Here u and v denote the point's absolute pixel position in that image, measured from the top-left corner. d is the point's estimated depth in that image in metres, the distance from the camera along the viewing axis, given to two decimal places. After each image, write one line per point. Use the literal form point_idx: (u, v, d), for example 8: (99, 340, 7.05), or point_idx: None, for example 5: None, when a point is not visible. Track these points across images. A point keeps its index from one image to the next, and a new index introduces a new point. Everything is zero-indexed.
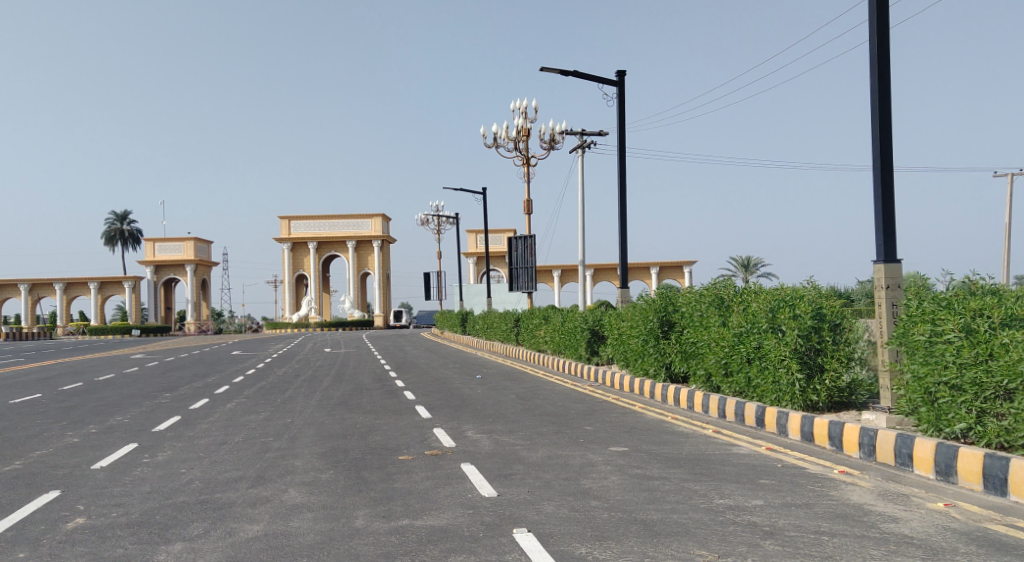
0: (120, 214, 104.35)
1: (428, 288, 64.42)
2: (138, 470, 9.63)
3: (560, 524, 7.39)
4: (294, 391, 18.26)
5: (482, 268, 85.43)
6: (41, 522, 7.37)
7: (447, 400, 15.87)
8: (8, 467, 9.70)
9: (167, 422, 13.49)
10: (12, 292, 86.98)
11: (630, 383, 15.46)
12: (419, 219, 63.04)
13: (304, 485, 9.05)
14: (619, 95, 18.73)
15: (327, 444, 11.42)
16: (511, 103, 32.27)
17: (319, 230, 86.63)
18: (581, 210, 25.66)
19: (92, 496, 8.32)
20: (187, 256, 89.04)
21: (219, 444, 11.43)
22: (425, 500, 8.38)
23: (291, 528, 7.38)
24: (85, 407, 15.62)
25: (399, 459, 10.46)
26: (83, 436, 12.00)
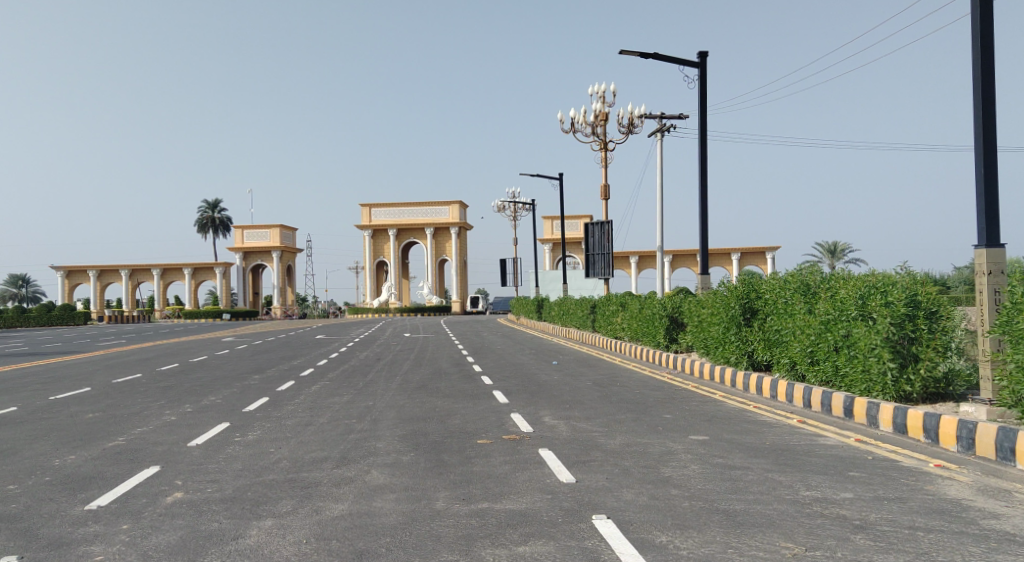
0: (211, 202, 107.60)
1: (504, 274, 64.71)
2: (230, 448, 9.97)
3: (640, 512, 7.35)
4: (376, 374, 18.61)
5: (559, 254, 85.33)
6: (142, 495, 7.70)
7: (524, 385, 15.97)
8: (112, 442, 10.18)
9: (256, 402, 13.92)
10: (111, 277, 90.99)
11: (710, 370, 15.25)
12: (495, 206, 63.23)
13: (387, 466, 9.22)
14: (701, 77, 18.37)
15: (408, 427, 11.62)
16: (589, 87, 31.99)
17: (398, 217, 87.86)
18: (660, 195, 25.31)
19: (189, 472, 8.65)
20: (272, 243, 91.45)
21: (305, 424, 11.75)
22: (504, 483, 8.44)
23: (374, 508, 7.53)
24: (180, 387, 16.23)
25: (478, 443, 10.55)
26: (180, 414, 12.49)
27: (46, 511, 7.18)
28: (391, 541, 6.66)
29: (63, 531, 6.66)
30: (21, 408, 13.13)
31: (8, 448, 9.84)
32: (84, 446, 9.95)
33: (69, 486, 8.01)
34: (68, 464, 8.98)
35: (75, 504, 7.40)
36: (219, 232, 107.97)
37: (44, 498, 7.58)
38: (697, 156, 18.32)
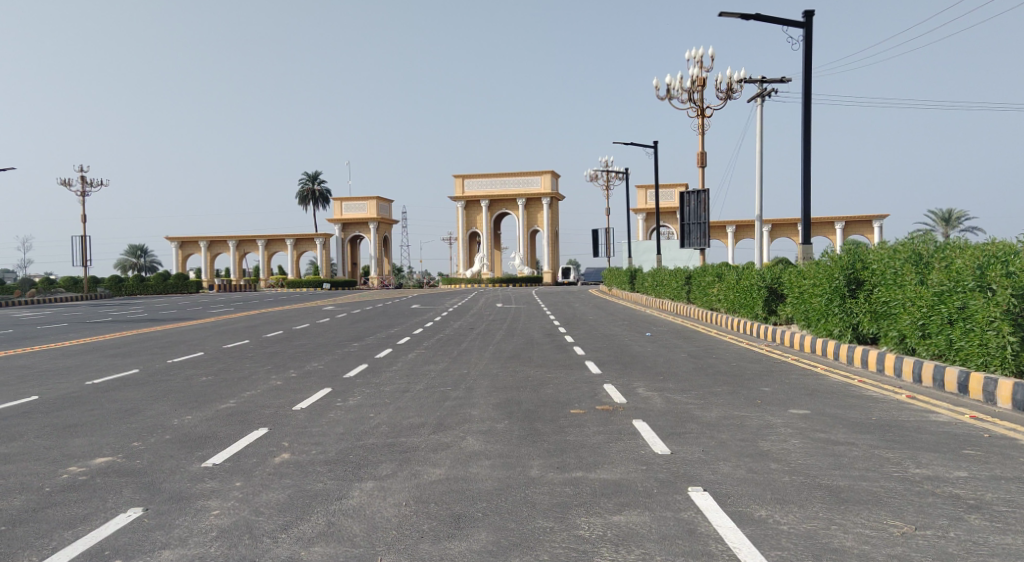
0: (314, 174, 110.52)
1: (596, 245, 64.27)
2: (332, 412, 10.26)
3: (738, 485, 7.23)
4: (470, 343, 18.84)
5: (653, 225, 84.19)
6: (252, 455, 8.02)
7: (617, 356, 15.89)
8: (224, 405, 10.63)
9: (356, 369, 14.28)
10: (220, 248, 94.84)
11: (811, 343, 14.83)
12: (588, 176, 62.62)
13: (482, 433, 9.33)
14: (805, 38, 17.68)
15: (502, 395, 11.72)
16: (686, 52, 31.21)
17: (491, 188, 88.30)
18: (759, 161, 24.61)
19: (295, 434, 8.95)
20: (370, 215, 93.42)
21: (403, 391, 11.99)
22: (598, 453, 8.43)
23: (470, 474, 7.63)
24: (285, 353, 16.81)
25: (572, 412, 10.55)
26: (285, 379, 12.94)
27: (166, 466, 7.55)
28: (487, 506, 6.74)
29: (182, 485, 7.00)
30: (141, 370, 13.85)
31: (130, 407, 10.39)
32: (199, 407, 10.42)
33: (187, 444, 8.40)
34: (184, 423, 9.42)
35: (192, 461, 7.76)
36: (319, 205, 110.81)
37: (164, 454, 7.98)
38: (800, 121, 17.71)
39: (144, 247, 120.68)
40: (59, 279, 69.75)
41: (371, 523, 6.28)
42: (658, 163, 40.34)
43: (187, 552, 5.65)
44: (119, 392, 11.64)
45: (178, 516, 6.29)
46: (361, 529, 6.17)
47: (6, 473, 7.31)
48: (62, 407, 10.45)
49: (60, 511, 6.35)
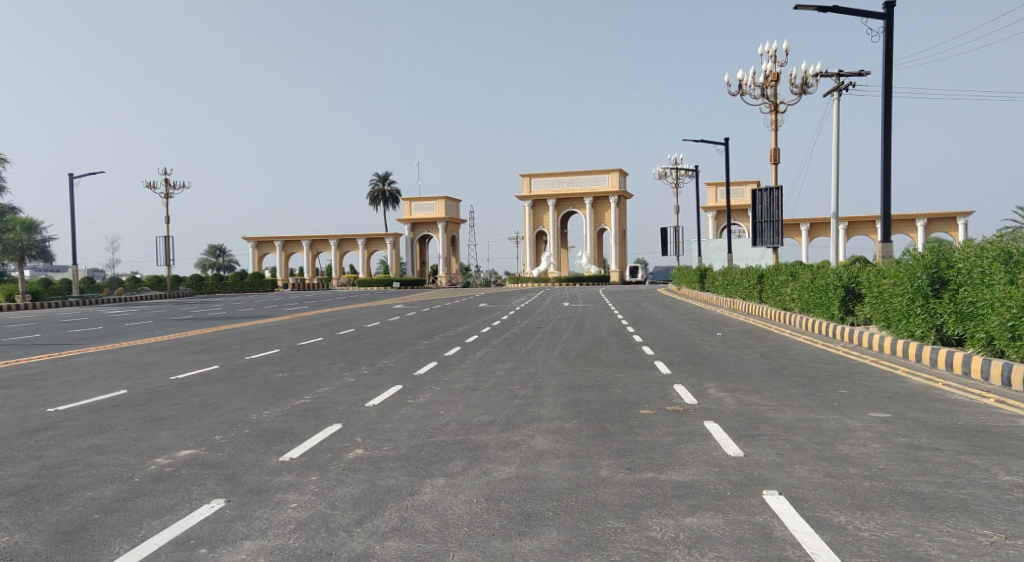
0: (383, 175, 111.98)
1: (665, 244, 63.52)
2: (403, 410, 10.36)
3: (816, 489, 7.05)
4: (537, 342, 18.83)
5: (723, 223, 82.96)
6: (327, 450, 8.14)
7: (687, 356, 15.67)
8: (299, 400, 10.84)
9: (425, 367, 14.39)
10: (294, 248, 96.95)
11: (891, 344, 14.36)
12: (657, 174, 61.92)
13: (551, 432, 9.29)
14: (886, 29, 17.15)
15: (571, 395, 11.66)
16: (759, 47, 30.60)
17: (558, 187, 88.20)
18: (836, 157, 23.99)
19: (368, 430, 9.06)
20: (439, 215, 94.26)
21: (472, 389, 12.04)
22: (669, 454, 8.31)
23: (540, 472, 7.60)
24: (357, 350, 17.08)
25: (642, 413, 10.43)
26: (357, 376, 13.12)
27: (246, 459, 7.73)
28: (558, 505, 6.70)
29: (262, 478, 7.14)
30: (220, 366, 14.22)
31: (211, 402, 10.68)
32: (275, 402, 10.64)
33: (265, 439, 8.58)
34: (262, 418, 9.62)
35: (270, 455, 7.92)
36: (389, 205, 112.20)
37: (244, 448, 8.16)
38: (880, 116, 17.20)
39: (222, 246, 124.08)
40: (145, 278, 72.42)
41: (443, 520, 6.31)
42: (729, 160, 39.71)
43: (268, 543, 5.76)
44: (201, 387, 11.98)
45: (258, 508, 6.42)
46: (434, 525, 6.20)
47: (98, 463, 7.57)
48: (149, 401, 10.80)
49: (149, 500, 6.54)
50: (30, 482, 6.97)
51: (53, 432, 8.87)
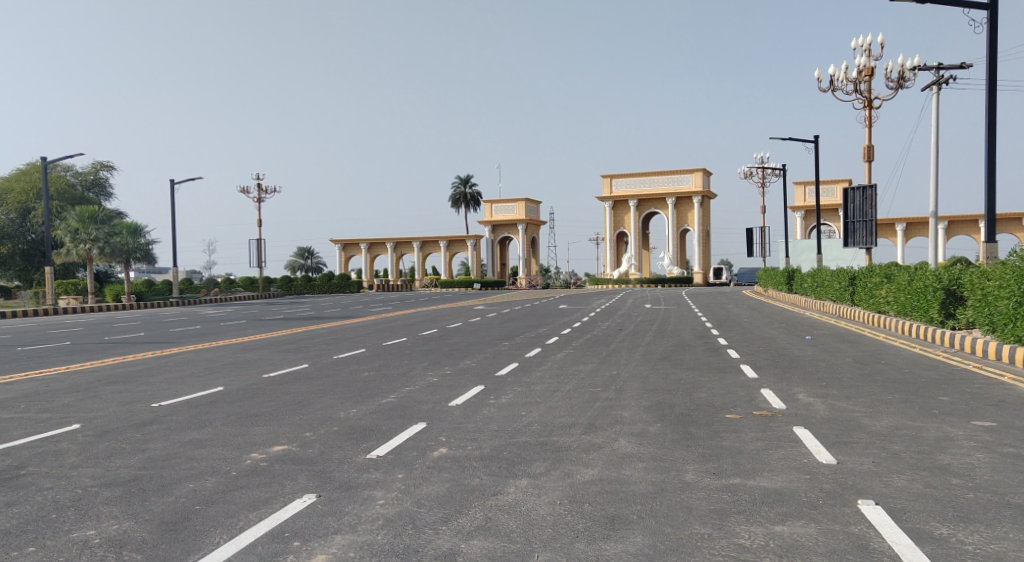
0: (465, 177, 112.94)
1: (751, 245, 62.18)
2: (486, 409, 10.39)
3: (915, 500, 6.75)
4: (619, 344, 18.67)
5: (813, 223, 80.76)
6: (413, 448, 8.21)
7: (775, 360, 15.28)
8: (386, 399, 10.99)
9: (506, 368, 14.43)
10: (378, 250, 98.69)
11: (996, 349, 13.71)
12: (743, 173, 60.63)
13: (634, 435, 9.17)
14: (990, 20, 16.42)
15: (654, 398, 11.49)
16: (853, 41, 29.64)
17: (640, 188, 87.41)
18: (934, 154, 23.06)
19: (451, 430, 9.10)
20: (519, 217, 94.59)
21: (553, 390, 12.00)
22: (757, 460, 8.08)
23: (624, 475, 7.49)
24: (441, 350, 17.24)
25: (728, 417, 10.20)
26: (441, 375, 13.22)
27: (335, 456, 7.85)
28: (643, 509, 6.58)
29: (350, 475, 7.24)
30: (309, 365, 14.56)
31: (301, 399, 10.92)
32: (362, 401, 10.80)
33: (352, 436, 8.72)
34: (350, 416, 9.78)
35: (358, 452, 8.03)
36: (470, 207, 113.09)
37: (333, 445, 8.31)
38: (984, 110, 16.45)
39: (311, 249, 127.34)
40: (238, 279, 74.94)
41: (527, 520, 6.28)
42: (819, 160, 38.65)
43: (357, 538, 5.82)
44: (292, 384, 12.26)
45: (348, 503, 6.51)
46: (519, 525, 6.17)
47: (199, 456, 7.81)
48: (244, 397, 11.11)
49: (246, 493, 6.71)
50: (137, 473, 7.23)
51: (158, 426, 9.19)
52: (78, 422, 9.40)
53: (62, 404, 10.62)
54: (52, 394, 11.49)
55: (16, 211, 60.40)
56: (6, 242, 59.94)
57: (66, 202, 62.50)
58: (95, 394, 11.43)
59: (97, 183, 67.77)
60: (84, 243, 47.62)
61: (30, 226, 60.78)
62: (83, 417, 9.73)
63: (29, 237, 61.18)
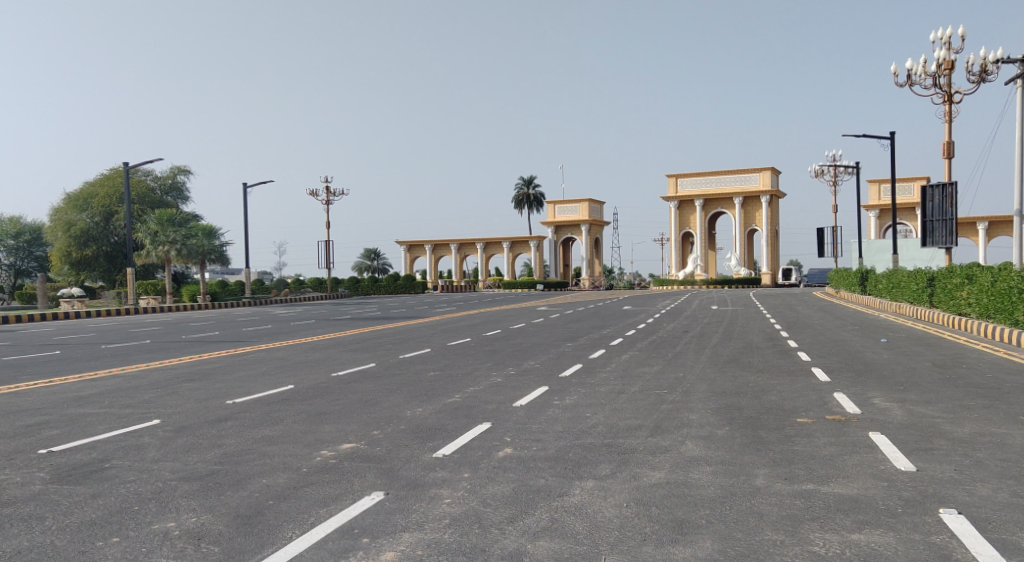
0: (528, 178, 113.07)
1: (822, 245, 60.77)
2: (551, 411, 10.32)
3: (1001, 510, 6.44)
4: (686, 345, 18.42)
5: (887, 222, 78.51)
6: (478, 448, 8.20)
7: (848, 363, 14.86)
8: (451, 398, 11.02)
9: (571, 369, 14.35)
10: (443, 251, 99.51)
11: None
12: (814, 171, 59.29)
13: (702, 438, 8.99)
14: None
15: (722, 401, 11.26)
16: (931, 33, 28.73)
17: (706, 187, 86.23)
18: (1019, 150, 22.16)
19: (516, 430, 9.06)
20: (582, 217, 94.23)
21: (618, 392, 11.88)
22: (831, 466, 7.84)
23: (692, 479, 7.34)
24: (505, 351, 17.24)
25: (799, 421, 9.93)
26: (505, 376, 13.22)
27: (402, 455, 7.89)
28: (712, 514, 6.44)
29: (416, 474, 7.26)
30: (376, 364, 14.70)
31: (369, 398, 11.03)
32: (428, 400, 10.84)
33: (418, 435, 8.75)
34: (416, 415, 9.83)
35: (424, 451, 8.05)
36: (534, 208, 113.17)
37: (400, 443, 8.35)
38: None
39: (377, 251, 129.01)
40: (307, 280, 76.44)
41: (594, 522, 6.19)
42: (894, 158, 37.56)
43: (424, 537, 5.82)
44: (359, 383, 12.39)
45: (415, 502, 6.52)
46: (585, 527, 6.09)
47: (271, 453, 7.93)
48: (313, 396, 11.27)
49: (316, 490, 6.78)
50: (213, 468, 7.37)
51: (232, 422, 9.38)
52: (158, 418, 9.65)
53: (142, 400, 10.92)
54: (132, 390, 11.84)
55: (100, 214, 62.70)
56: (91, 244, 62.31)
57: (146, 206, 64.69)
58: (173, 391, 11.74)
59: (175, 187, 69.88)
60: (162, 245, 49.21)
61: (112, 228, 63.06)
62: (162, 413, 9.99)
63: (112, 239, 63.51)
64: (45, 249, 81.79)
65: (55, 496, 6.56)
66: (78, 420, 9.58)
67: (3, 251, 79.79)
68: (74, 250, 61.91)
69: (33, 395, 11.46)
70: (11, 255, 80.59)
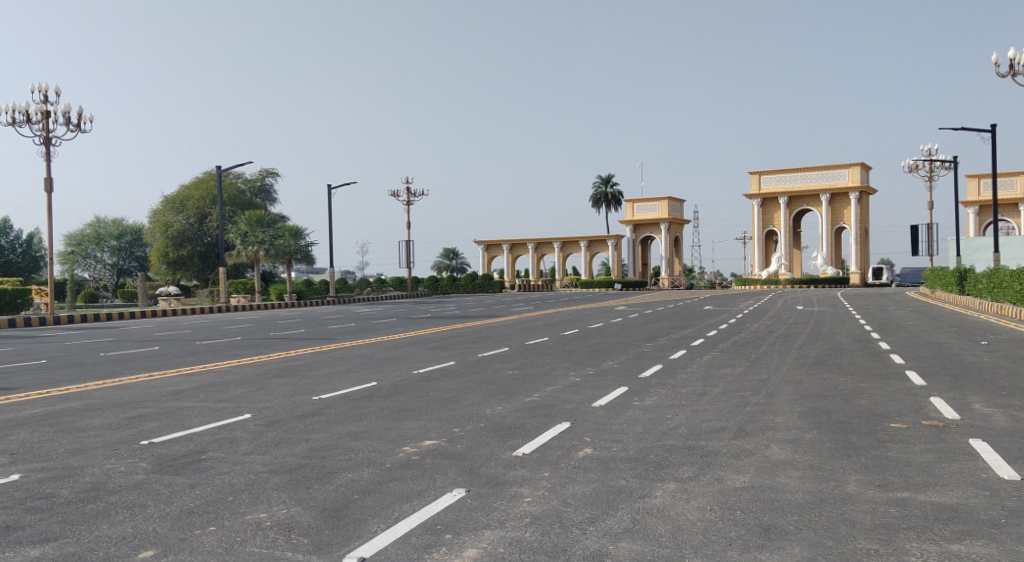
0: (607, 177, 112.33)
1: (916, 243, 58.55)
2: (631, 411, 10.18)
3: None
4: (770, 346, 17.97)
5: (987, 218, 75.11)
6: (557, 448, 8.14)
7: (945, 367, 14.24)
8: (530, 398, 10.98)
9: (650, 369, 14.15)
10: (520, 251, 99.71)
11: None
12: (908, 166, 57.18)
13: (789, 442, 8.74)
14: None
15: (809, 404, 10.92)
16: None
17: (792, 184, 84.15)
18: None
19: (596, 430, 8.97)
20: (661, 216, 93.11)
21: (700, 393, 11.64)
22: (927, 473, 7.51)
23: (780, 484, 7.13)
24: (583, 351, 17.15)
25: (893, 427, 9.55)
26: (584, 376, 13.12)
27: (482, 452, 7.90)
28: (801, 520, 6.24)
29: (497, 472, 7.25)
30: (456, 362, 14.80)
31: (448, 396, 11.09)
32: (507, 399, 10.84)
33: (498, 433, 8.75)
34: (495, 414, 9.83)
35: (504, 449, 8.05)
36: (612, 207, 112.42)
37: (480, 441, 8.36)
38: None
39: (455, 250, 130.10)
40: (388, 279, 77.61)
41: (676, 525, 6.07)
42: (995, 152, 35.92)
43: (506, 535, 5.80)
44: (439, 381, 12.49)
45: (496, 499, 6.51)
46: (668, 530, 5.97)
47: (355, 448, 8.05)
48: (395, 392, 11.40)
49: (399, 485, 6.84)
50: (302, 462, 7.52)
51: (318, 418, 9.57)
52: (249, 412, 9.91)
53: (234, 395, 11.26)
54: (223, 386, 12.18)
55: (194, 215, 65.02)
56: (186, 246, 64.67)
57: (237, 208, 66.73)
58: (261, 386, 12.03)
59: (264, 189, 71.86)
60: (252, 245, 50.66)
61: (205, 230, 65.26)
62: (253, 407, 10.27)
63: (205, 241, 65.75)
64: (144, 250, 85.24)
65: (155, 485, 6.80)
66: (175, 413, 9.93)
67: (107, 252, 83.63)
68: (170, 250, 64.36)
69: (134, 389, 11.93)
70: (114, 255, 84.29)
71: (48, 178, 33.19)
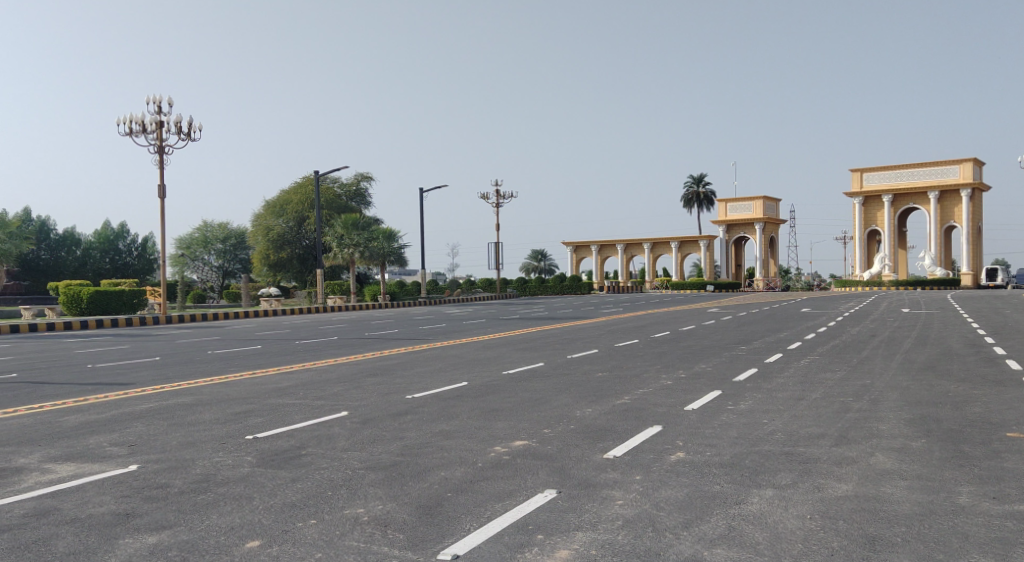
0: (699, 176, 110.50)
1: None
2: (726, 416, 9.96)
3: None
4: (872, 351, 17.30)
5: None
6: (649, 451, 8.03)
7: None
8: (622, 400, 10.87)
9: (745, 373, 13.82)
10: (611, 252, 99.07)
11: None
12: None
13: (894, 450, 8.38)
14: None
15: (916, 411, 10.45)
16: None
17: (896, 181, 81.02)
18: None
19: (690, 434, 8.80)
20: (756, 215, 91.03)
21: (798, 398, 11.28)
22: None
23: (885, 494, 6.84)
24: (675, 353, 16.91)
25: (1009, 436, 9.04)
26: (676, 379, 12.91)
27: (574, 454, 7.85)
28: (909, 531, 5.96)
29: (588, 474, 7.19)
30: (546, 364, 14.78)
31: (539, 397, 11.08)
32: (599, 401, 10.75)
33: (590, 435, 8.68)
34: (587, 416, 9.76)
35: (596, 451, 7.98)
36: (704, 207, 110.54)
37: (571, 443, 8.31)
38: None
39: (545, 251, 130.43)
40: (479, 280, 78.23)
41: (775, 533, 5.89)
42: None
43: (598, 537, 5.74)
44: (530, 382, 12.49)
45: (587, 502, 6.45)
46: (766, 538, 5.80)
47: (448, 447, 8.12)
48: (486, 393, 11.46)
49: (491, 484, 6.86)
50: (396, 459, 7.64)
51: (412, 417, 9.69)
52: (346, 410, 10.12)
53: (332, 393, 11.53)
54: (321, 384, 12.50)
55: (293, 219, 66.95)
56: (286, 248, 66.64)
57: (334, 211, 68.34)
58: (357, 385, 12.29)
59: (359, 193, 73.42)
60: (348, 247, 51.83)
61: (303, 232, 67.12)
62: (349, 405, 10.48)
63: (303, 243, 67.61)
64: (248, 252, 88.31)
65: (259, 478, 7.00)
66: (277, 409, 10.23)
67: (213, 254, 87.11)
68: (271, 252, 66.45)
69: (238, 386, 12.35)
70: (220, 257, 87.66)
71: (161, 186, 34.77)
